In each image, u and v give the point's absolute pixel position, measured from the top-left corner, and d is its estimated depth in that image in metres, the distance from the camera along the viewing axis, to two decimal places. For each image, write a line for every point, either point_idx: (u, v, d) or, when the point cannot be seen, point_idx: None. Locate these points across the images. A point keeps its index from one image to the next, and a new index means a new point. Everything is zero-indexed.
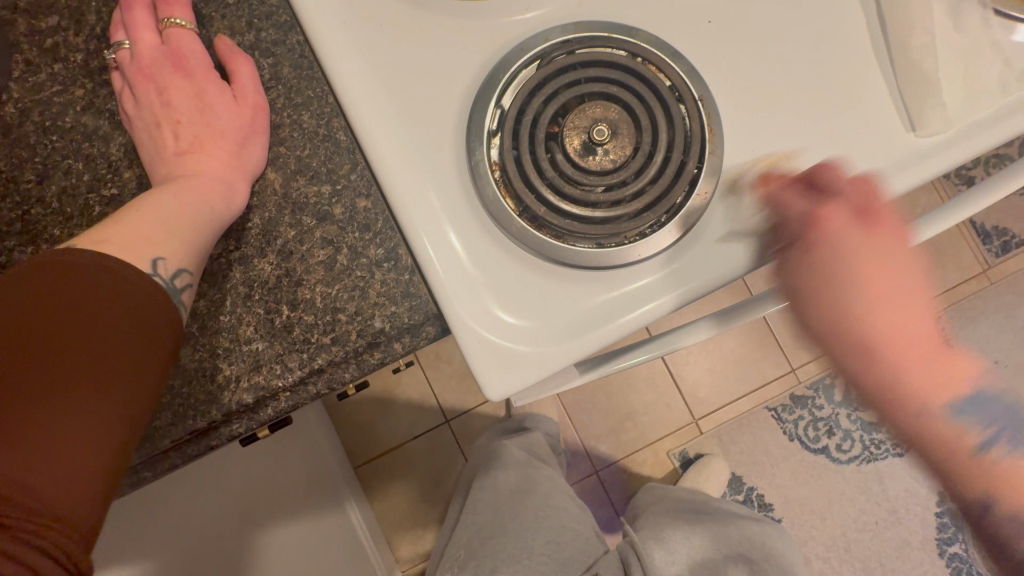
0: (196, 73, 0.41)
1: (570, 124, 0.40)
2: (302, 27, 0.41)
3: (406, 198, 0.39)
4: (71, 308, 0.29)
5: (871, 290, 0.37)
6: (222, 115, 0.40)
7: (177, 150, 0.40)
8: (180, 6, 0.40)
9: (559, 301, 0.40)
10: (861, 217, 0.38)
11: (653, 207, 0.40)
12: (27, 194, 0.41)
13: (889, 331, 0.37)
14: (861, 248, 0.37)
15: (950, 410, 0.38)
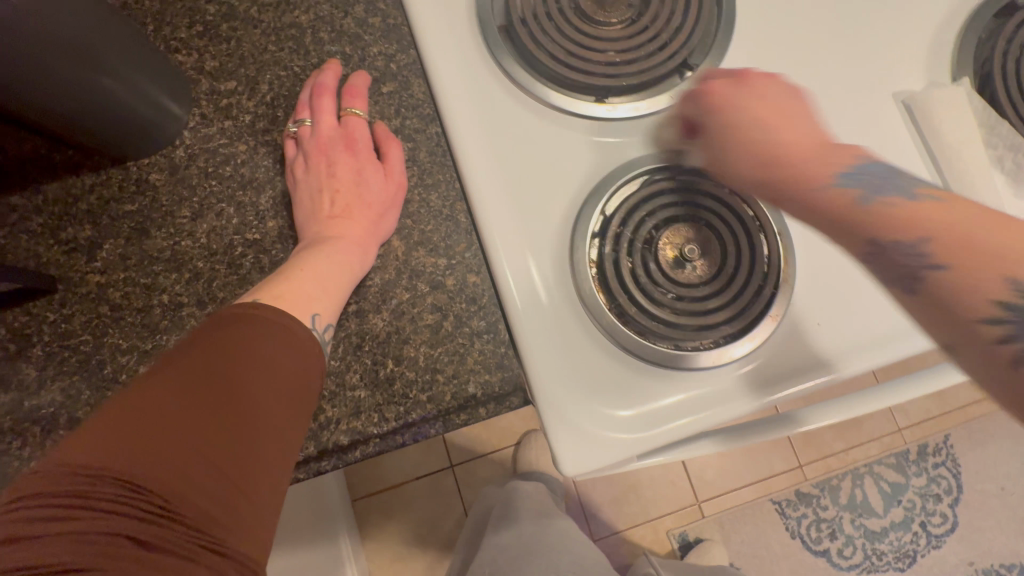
0: (360, 151, 0.48)
1: (665, 238, 0.45)
2: (442, 121, 0.48)
3: (516, 282, 0.45)
4: (236, 347, 0.33)
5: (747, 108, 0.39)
6: (374, 191, 0.46)
7: (329, 212, 0.45)
8: (359, 100, 0.48)
9: (636, 392, 0.44)
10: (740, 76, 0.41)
11: (730, 319, 0.45)
12: (180, 227, 0.47)
13: (792, 139, 0.37)
14: (752, 99, 0.40)
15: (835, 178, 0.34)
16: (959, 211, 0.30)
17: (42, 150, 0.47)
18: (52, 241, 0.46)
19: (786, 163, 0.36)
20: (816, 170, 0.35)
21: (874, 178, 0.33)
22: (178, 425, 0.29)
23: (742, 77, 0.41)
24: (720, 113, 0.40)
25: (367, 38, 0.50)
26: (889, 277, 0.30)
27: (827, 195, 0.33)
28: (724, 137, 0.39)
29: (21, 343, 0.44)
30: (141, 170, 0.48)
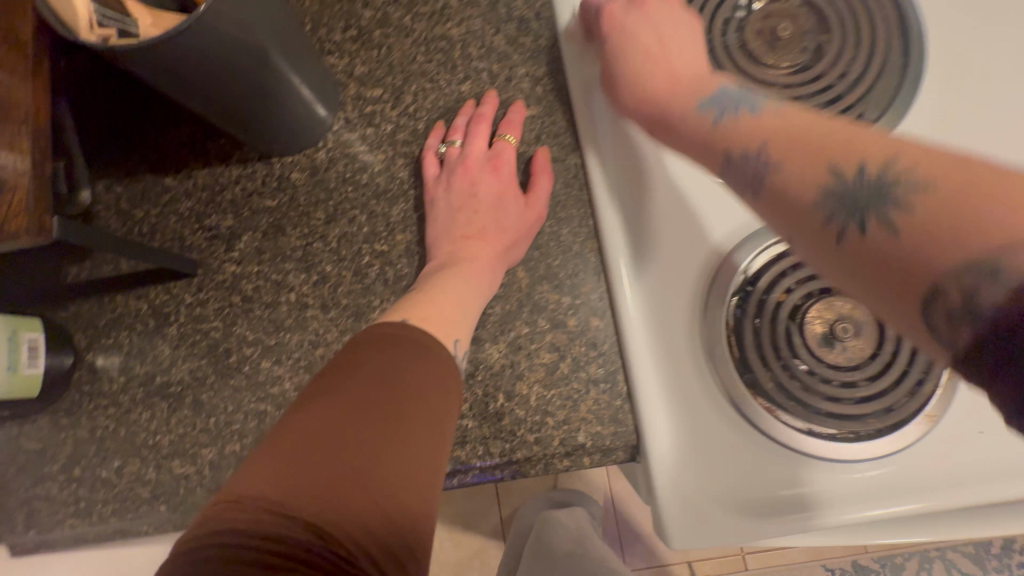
0: (503, 177, 0.47)
1: (816, 311, 0.41)
2: (583, 153, 0.47)
3: (643, 335, 0.42)
4: (378, 358, 0.33)
5: (637, 44, 0.41)
6: (513, 218, 0.45)
7: (464, 233, 0.45)
8: (512, 129, 0.47)
9: (764, 475, 0.40)
10: (635, 2, 0.43)
11: (878, 414, 0.40)
12: (314, 229, 0.47)
13: (664, 83, 0.39)
14: (643, 25, 0.42)
15: (697, 103, 0.36)
16: (845, 128, 0.27)
17: (197, 138, 0.49)
18: (196, 227, 0.48)
19: (661, 109, 0.38)
20: (678, 100, 0.37)
21: (731, 100, 0.34)
22: (327, 430, 0.29)
23: (644, 1, 0.44)
24: (613, 64, 0.42)
25: (516, 58, 0.49)
26: (742, 184, 0.29)
27: (690, 127, 0.35)
28: (620, 85, 0.41)
29: (159, 320, 0.47)
30: (284, 167, 0.49)
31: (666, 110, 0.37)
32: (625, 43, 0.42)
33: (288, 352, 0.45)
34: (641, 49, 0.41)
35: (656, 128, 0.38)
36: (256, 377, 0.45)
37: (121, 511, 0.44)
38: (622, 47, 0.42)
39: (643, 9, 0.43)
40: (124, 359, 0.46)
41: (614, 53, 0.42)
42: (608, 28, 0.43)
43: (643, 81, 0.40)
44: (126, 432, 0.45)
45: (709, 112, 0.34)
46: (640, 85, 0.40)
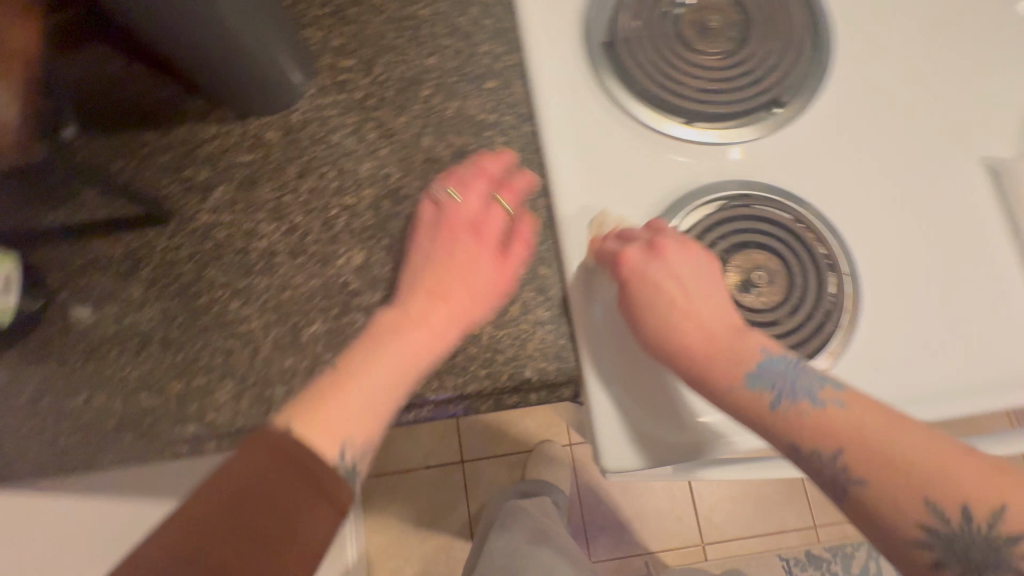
0: (484, 243, 0.47)
1: (734, 261, 0.48)
2: (536, 122, 0.52)
3: (585, 279, 0.47)
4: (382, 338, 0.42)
5: (671, 299, 0.43)
6: (480, 283, 0.46)
7: (428, 295, 0.45)
8: (512, 194, 0.48)
9: (687, 402, 0.46)
10: (652, 249, 0.45)
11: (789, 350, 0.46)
12: (286, 183, 0.51)
13: (698, 336, 0.42)
14: (687, 264, 0.44)
15: (744, 378, 0.40)
16: (737, 342, 0.42)
17: (177, 98, 0.52)
18: (172, 178, 0.51)
19: (695, 364, 0.42)
20: (721, 373, 0.41)
21: (776, 377, 0.39)
22: (335, 389, 0.39)
23: (662, 245, 0.45)
24: (637, 307, 0.44)
25: (478, 37, 0.54)
26: (822, 482, 0.36)
27: (728, 397, 0.40)
28: (633, 294, 0.44)
29: (131, 264, 0.49)
30: (260, 127, 0.53)
31: (717, 375, 0.41)
32: (657, 274, 0.44)
33: (256, 294, 0.48)
34: (671, 300, 0.43)
35: (708, 386, 0.41)
36: (224, 317, 0.48)
37: (88, 441, 0.46)
38: (668, 262, 0.44)
39: (657, 239, 0.45)
40: (95, 300, 0.49)
41: (636, 280, 0.44)
42: (636, 259, 0.45)
43: (631, 297, 0.45)
44: (95, 368, 0.47)
45: (759, 396, 0.39)
46: (641, 321, 0.44)
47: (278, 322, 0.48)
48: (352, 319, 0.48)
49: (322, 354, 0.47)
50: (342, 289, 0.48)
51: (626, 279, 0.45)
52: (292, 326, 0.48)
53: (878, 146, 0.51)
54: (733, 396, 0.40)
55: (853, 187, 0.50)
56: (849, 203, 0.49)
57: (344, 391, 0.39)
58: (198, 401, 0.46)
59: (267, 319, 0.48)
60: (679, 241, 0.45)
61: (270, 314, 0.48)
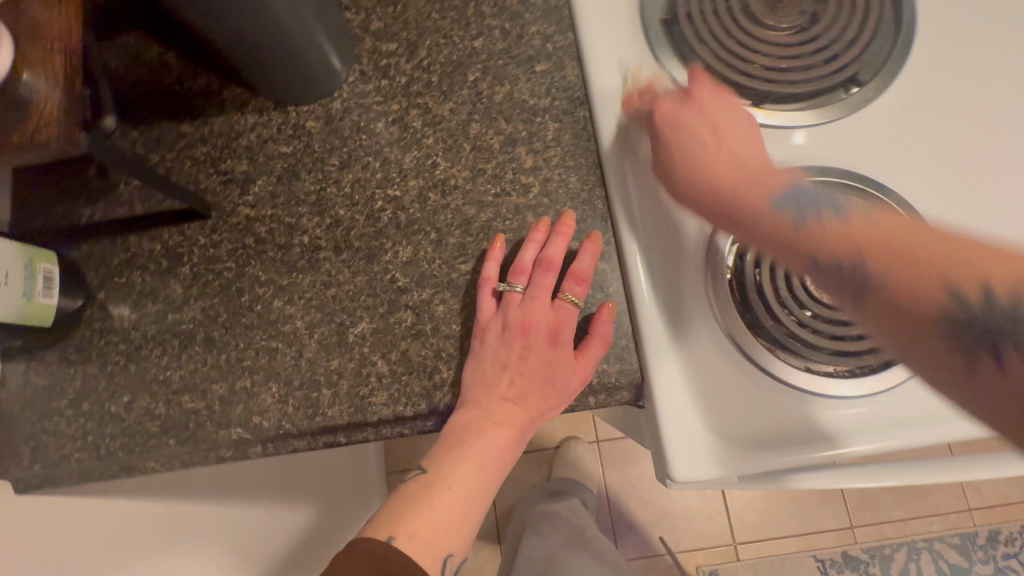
0: (559, 347, 0.42)
1: None
2: (591, 106, 0.48)
3: (647, 274, 0.44)
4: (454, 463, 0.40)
5: (703, 146, 0.40)
6: (557, 386, 0.42)
7: (506, 392, 0.42)
8: (580, 287, 0.43)
9: (765, 409, 0.42)
10: (687, 95, 0.43)
11: (872, 350, 0.42)
12: (328, 174, 0.49)
13: (738, 177, 0.38)
14: (708, 114, 0.42)
15: (771, 200, 0.35)
16: (749, 191, 0.37)
17: (214, 87, 0.50)
18: (212, 171, 0.49)
19: (742, 215, 0.37)
20: (801, 232, 0.34)
21: (807, 204, 0.35)
22: (425, 517, 0.39)
23: (699, 92, 0.43)
24: (671, 154, 0.41)
25: (527, 17, 0.51)
26: (840, 295, 0.30)
27: (756, 227, 0.35)
28: (718, 201, 0.38)
29: (171, 260, 0.47)
30: (300, 116, 0.50)
31: (747, 204, 0.36)
32: (676, 124, 0.42)
33: (300, 292, 0.46)
34: (674, 123, 0.42)
35: (743, 214, 0.36)
36: (267, 315, 0.46)
37: (130, 444, 0.44)
38: (715, 124, 0.41)
39: (698, 102, 0.42)
40: (136, 298, 0.47)
41: (673, 130, 0.42)
42: (665, 124, 0.43)
43: (676, 178, 0.41)
44: (136, 368, 0.46)
45: (784, 218, 0.34)
46: (678, 152, 0.41)
47: (323, 322, 0.45)
48: (401, 317, 0.45)
49: (369, 355, 0.45)
50: (389, 286, 0.46)
51: (659, 117, 0.43)
52: (338, 326, 0.45)
53: (975, 125, 0.45)
54: (765, 220, 0.35)
55: (941, 174, 0.45)
56: (938, 191, 0.45)
57: (432, 501, 0.40)
58: (243, 403, 0.44)
59: (312, 318, 0.46)
60: (712, 88, 0.43)
61: (315, 313, 0.46)
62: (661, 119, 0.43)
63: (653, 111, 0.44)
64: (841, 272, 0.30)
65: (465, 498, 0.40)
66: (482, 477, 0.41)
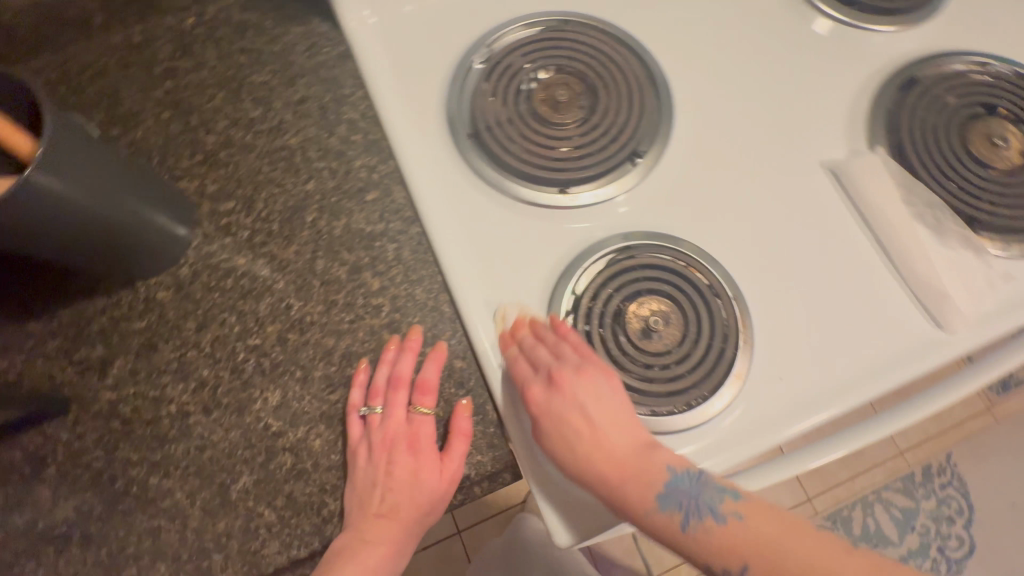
0: (422, 454, 0.46)
1: (631, 311, 0.50)
2: (422, 222, 0.54)
3: (499, 364, 0.49)
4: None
5: (578, 429, 0.45)
6: (426, 493, 0.45)
7: (379, 510, 0.44)
8: (431, 397, 0.48)
9: None
10: (550, 383, 0.46)
11: (699, 383, 0.48)
12: (186, 338, 0.50)
13: (626, 458, 0.44)
14: (592, 398, 0.45)
15: (657, 497, 0.43)
16: (636, 487, 0.43)
17: (56, 281, 0.51)
18: (65, 362, 0.49)
19: (623, 505, 0.43)
20: (643, 476, 0.43)
21: (682, 494, 0.42)
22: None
23: (586, 360, 0.47)
24: (541, 429, 0.45)
25: (351, 154, 0.56)
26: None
27: (649, 524, 0.43)
28: (589, 482, 0.44)
29: (33, 465, 0.47)
30: (149, 288, 0.52)
31: (630, 500, 0.43)
32: (562, 407, 0.45)
33: (176, 463, 0.47)
34: (554, 375, 0.46)
35: (641, 511, 0.43)
36: (145, 495, 0.46)
37: None
38: (575, 401, 0.45)
39: (561, 359, 0.46)
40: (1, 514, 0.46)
41: (545, 416, 0.45)
42: (543, 396, 0.46)
43: (551, 451, 0.45)
44: None
45: (672, 516, 0.42)
46: (563, 452, 0.45)
47: (204, 486, 0.46)
48: (280, 462, 0.47)
49: (255, 507, 0.46)
50: (264, 434, 0.48)
51: (535, 411, 0.46)
52: (219, 487, 0.46)
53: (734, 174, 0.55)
54: (651, 523, 0.43)
55: (720, 217, 0.54)
56: (722, 232, 0.54)
57: None
58: None
59: (192, 485, 0.46)
60: (573, 344, 0.47)
61: (194, 479, 0.46)
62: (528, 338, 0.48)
63: (512, 372, 0.47)
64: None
65: None
66: None
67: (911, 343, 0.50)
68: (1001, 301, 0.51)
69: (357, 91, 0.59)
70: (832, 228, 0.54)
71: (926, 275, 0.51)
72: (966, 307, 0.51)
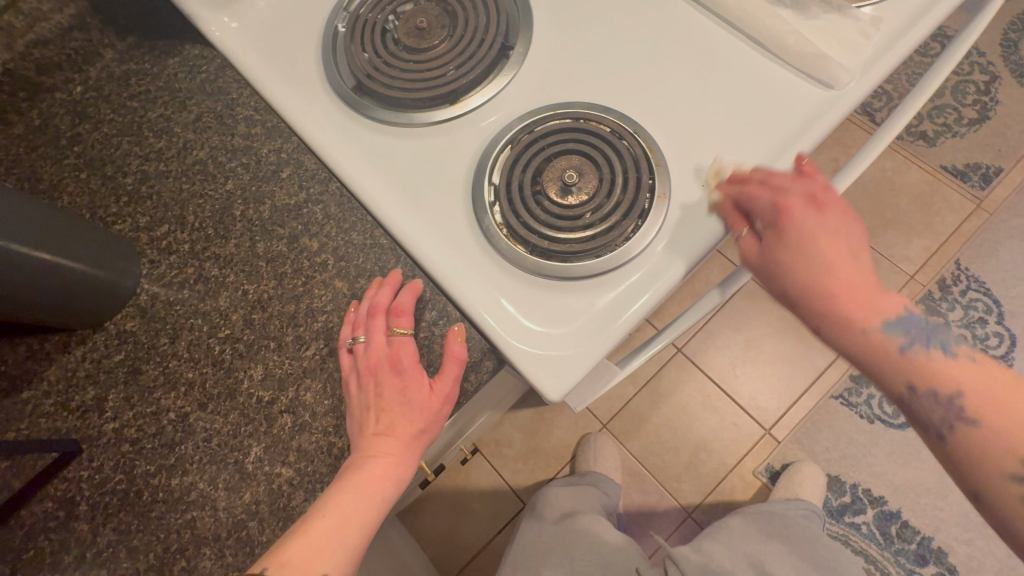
0: (407, 372, 0.45)
1: (546, 179, 0.52)
2: (337, 176, 0.56)
3: (444, 267, 0.50)
4: (362, 469, 0.45)
5: (818, 244, 0.40)
6: (416, 410, 0.45)
7: (375, 430, 0.45)
8: (406, 317, 0.47)
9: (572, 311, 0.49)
10: (815, 205, 0.41)
11: (629, 215, 0.51)
12: (164, 353, 0.54)
13: (835, 264, 0.39)
14: (796, 196, 0.42)
15: (881, 324, 0.39)
16: (877, 297, 0.39)
17: (34, 346, 0.54)
18: (66, 413, 0.53)
19: (835, 302, 0.39)
20: (865, 316, 0.39)
21: (919, 331, 0.39)
22: (314, 545, 0.43)
23: (811, 193, 0.42)
24: (791, 259, 0.40)
25: (256, 144, 0.60)
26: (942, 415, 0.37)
27: (865, 336, 0.39)
28: (829, 309, 0.39)
29: (67, 508, 0.49)
30: (119, 324, 0.55)
31: (851, 317, 0.39)
32: (806, 225, 0.40)
33: (190, 459, 0.50)
34: (794, 233, 0.40)
35: (837, 323, 0.39)
36: (172, 495, 0.49)
37: None
38: (802, 234, 0.40)
39: (790, 189, 0.43)
40: (50, 561, 0.48)
41: (803, 236, 0.40)
42: (767, 242, 0.41)
43: (791, 293, 0.40)
44: None
45: (895, 339, 0.39)
46: (785, 250, 0.41)
47: (221, 469, 0.49)
48: (281, 423, 0.50)
49: (272, 470, 0.48)
50: (259, 406, 0.50)
51: (782, 232, 0.41)
52: (236, 463, 0.49)
53: (599, 30, 0.58)
54: (862, 335, 0.39)
55: (601, 70, 0.56)
56: (605, 82, 0.56)
57: (342, 502, 0.44)
58: None
59: (211, 472, 0.49)
60: (812, 183, 0.43)
61: (210, 467, 0.49)
62: (758, 171, 0.44)
63: (737, 204, 0.43)
64: (915, 402, 0.39)
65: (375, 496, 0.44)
66: (390, 477, 0.44)
67: (812, 108, 0.52)
68: (878, 40, 0.53)
69: (244, 91, 0.62)
70: (703, 40, 0.56)
71: (799, 45, 0.53)
72: (850, 59, 0.52)
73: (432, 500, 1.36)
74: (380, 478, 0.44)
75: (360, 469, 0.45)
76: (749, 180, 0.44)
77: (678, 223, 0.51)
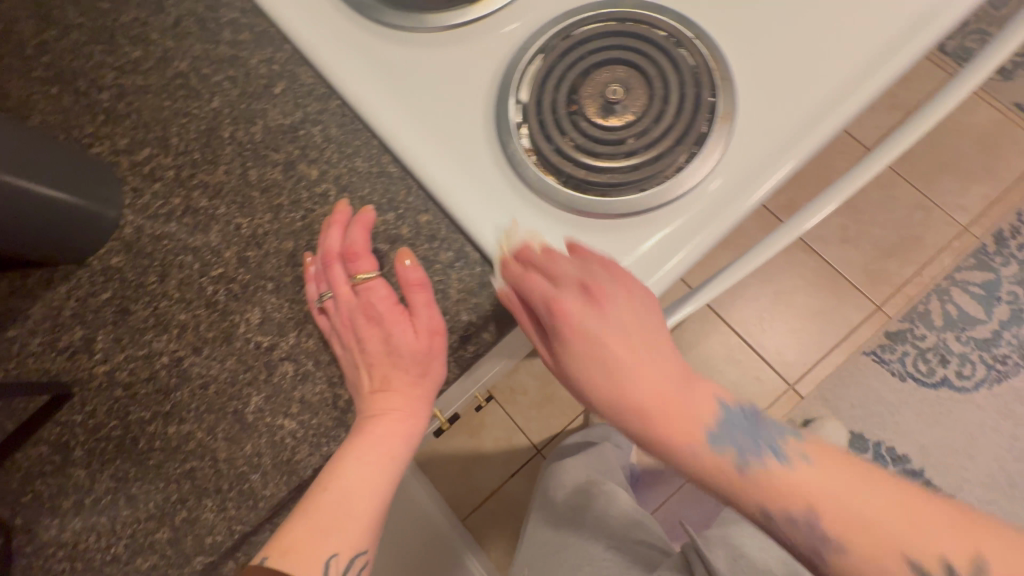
0: (385, 317, 0.42)
1: (585, 95, 0.43)
2: (337, 93, 0.48)
3: (462, 201, 0.43)
4: (363, 434, 0.42)
5: (621, 364, 0.38)
6: (407, 354, 0.42)
7: (370, 386, 0.42)
8: (366, 260, 0.43)
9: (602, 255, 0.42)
10: (589, 295, 0.39)
11: (683, 140, 0.42)
12: (154, 293, 0.48)
13: (650, 395, 0.38)
14: (623, 316, 0.39)
15: (707, 437, 0.39)
16: (685, 413, 0.38)
17: (18, 282, 0.49)
18: (54, 353, 0.49)
19: (659, 441, 0.38)
20: (682, 436, 0.38)
21: (738, 433, 0.39)
22: (321, 520, 0.40)
23: (597, 285, 0.39)
24: (587, 374, 0.39)
25: (244, 53, 0.51)
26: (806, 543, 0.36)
27: (696, 459, 0.38)
28: (661, 437, 0.38)
29: (63, 453, 0.46)
30: (103, 259, 0.50)
31: (672, 444, 0.38)
32: (608, 329, 0.39)
33: (187, 407, 0.46)
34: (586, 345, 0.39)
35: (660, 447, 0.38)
36: (170, 444, 0.46)
37: None
38: (615, 354, 0.38)
39: (561, 289, 0.39)
40: (50, 506, 0.46)
41: (598, 346, 0.38)
42: (559, 352, 0.40)
43: (607, 404, 0.38)
44: (84, 564, 0.45)
45: (724, 453, 0.39)
46: (587, 367, 0.39)
47: (220, 419, 0.45)
48: (282, 371, 0.45)
49: (274, 421, 0.44)
50: (257, 353, 0.46)
51: (568, 331, 0.39)
52: (235, 414, 0.45)
53: None
54: (700, 454, 0.38)
55: None
56: None
57: (346, 472, 0.41)
58: (191, 531, 0.44)
59: (209, 422, 0.45)
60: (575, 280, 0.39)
61: (209, 416, 0.46)
62: (540, 257, 0.40)
63: (548, 305, 0.39)
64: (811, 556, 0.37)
65: (382, 462, 0.41)
66: (397, 437, 0.42)
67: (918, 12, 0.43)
68: None
69: None
70: None
71: None
72: None
73: (447, 443, 1.36)
74: (385, 438, 0.42)
75: (360, 435, 0.42)
76: (539, 264, 0.40)
77: (741, 153, 0.42)
